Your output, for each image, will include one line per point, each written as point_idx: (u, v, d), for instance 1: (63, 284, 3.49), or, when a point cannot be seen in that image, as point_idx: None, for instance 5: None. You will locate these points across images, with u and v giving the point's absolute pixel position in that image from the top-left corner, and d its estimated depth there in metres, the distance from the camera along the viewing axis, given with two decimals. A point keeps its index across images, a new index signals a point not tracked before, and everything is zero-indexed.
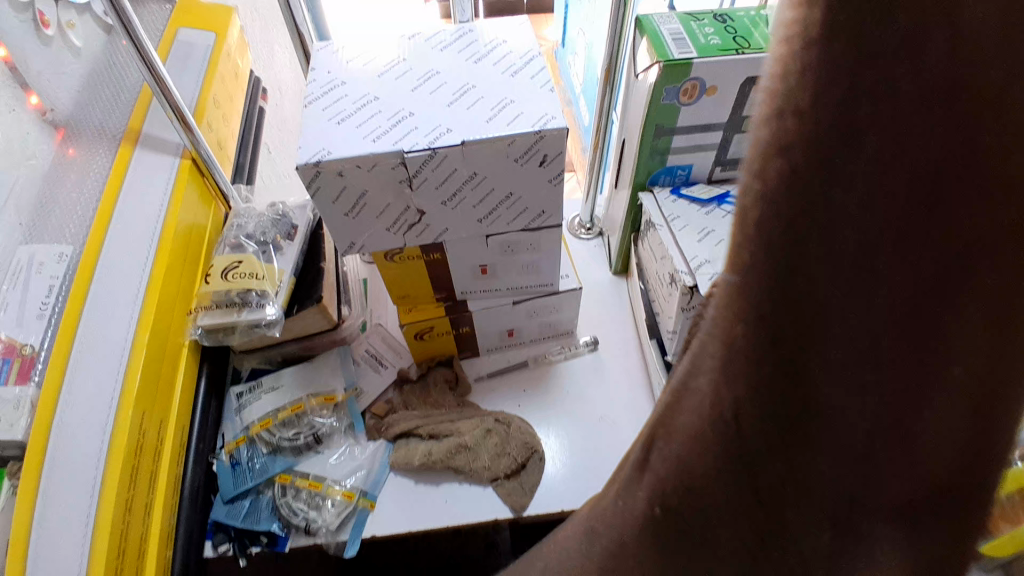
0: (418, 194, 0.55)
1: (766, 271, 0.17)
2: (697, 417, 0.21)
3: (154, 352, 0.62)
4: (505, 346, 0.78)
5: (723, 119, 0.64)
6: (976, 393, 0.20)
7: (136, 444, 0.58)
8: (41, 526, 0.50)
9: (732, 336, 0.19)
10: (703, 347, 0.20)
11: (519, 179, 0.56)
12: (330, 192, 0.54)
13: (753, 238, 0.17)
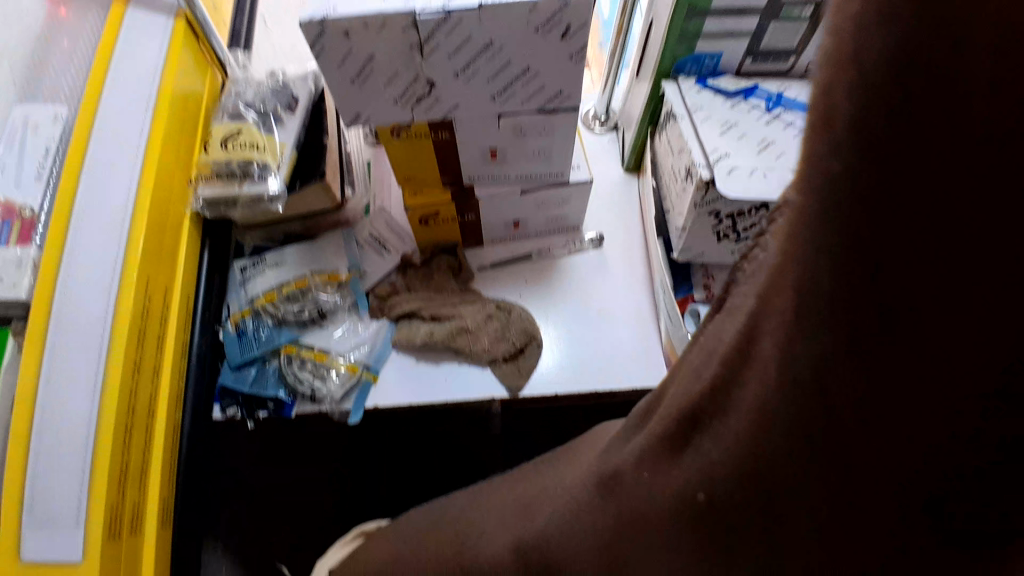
0: (430, 63, 0.52)
1: (853, 182, 0.14)
2: (759, 387, 0.20)
3: (156, 219, 0.61)
4: (509, 238, 0.77)
5: (762, 3, 0.59)
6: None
7: (143, 310, 0.58)
8: (48, 383, 0.53)
9: (805, 278, 0.16)
10: (768, 299, 0.18)
11: (539, 53, 0.52)
12: (335, 55, 0.50)
13: (837, 144, 0.14)
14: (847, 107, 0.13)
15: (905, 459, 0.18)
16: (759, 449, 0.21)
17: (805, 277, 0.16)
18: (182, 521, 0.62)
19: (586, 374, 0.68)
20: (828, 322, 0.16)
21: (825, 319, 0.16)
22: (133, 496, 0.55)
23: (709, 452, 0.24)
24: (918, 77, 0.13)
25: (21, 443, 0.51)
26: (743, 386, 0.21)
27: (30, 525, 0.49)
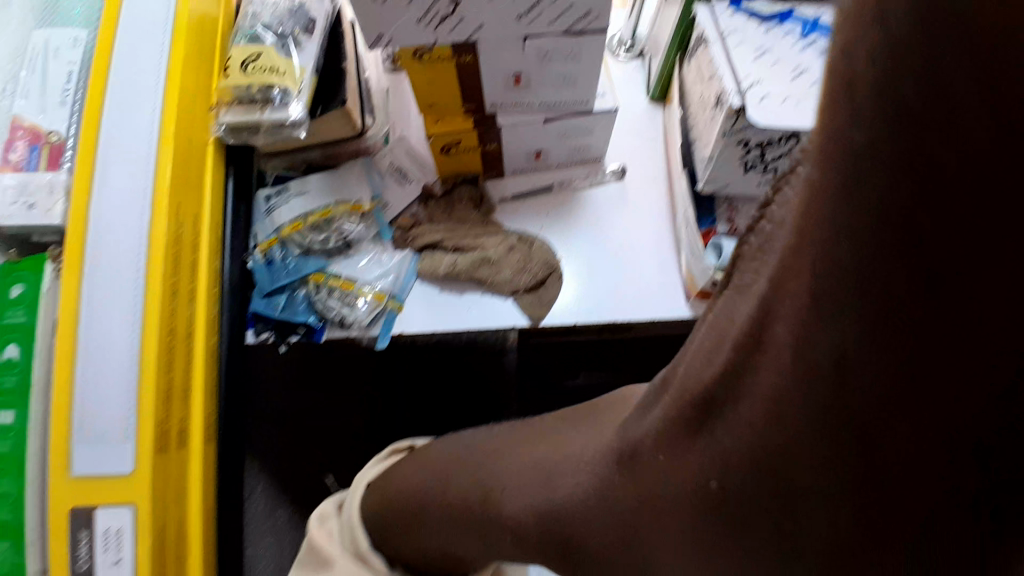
0: None
1: (871, 197, 0.17)
2: (774, 376, 0.23)
3: (182, 147, 0.61)
4: (531, 169, 0.76)
5: None
6: None
7: (176, 238, 0.59)
8: (89, 304, 0.55)
9: (824, 271, 0.19)
10: (786, 297, 0.21)
11: None
12: None
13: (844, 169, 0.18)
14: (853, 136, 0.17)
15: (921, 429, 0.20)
16: (779, 435, 0.24)
17: (829, 254, 0.19)
18: (223, 438, 0.65)
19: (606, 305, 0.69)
20: (860, 295, 0.19)
21: (856, 292, 0.19)
22: (178, 410, 0.58)
23: (728, 432, 0.27)
24: (907, 91, 0.16)
25: (66, 365, 0.54)
26: (756, 372, 0.24)
27: (79, 439, 0.53)
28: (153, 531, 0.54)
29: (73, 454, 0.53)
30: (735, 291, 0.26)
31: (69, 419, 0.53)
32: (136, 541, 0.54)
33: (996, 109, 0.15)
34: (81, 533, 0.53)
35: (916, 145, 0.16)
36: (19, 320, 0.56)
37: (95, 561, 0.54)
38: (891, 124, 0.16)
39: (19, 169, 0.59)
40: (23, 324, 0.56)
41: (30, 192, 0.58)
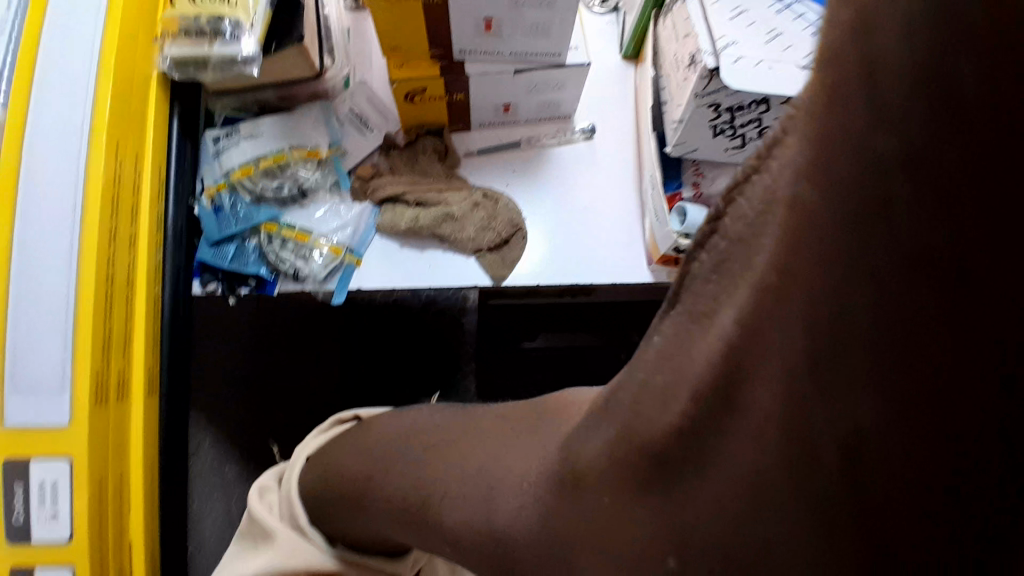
0: None
1: (898, 192, 0.15)
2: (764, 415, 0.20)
3: (125, 80, 0.56)
4: (499, 123, 0.73)
5: None
6: None
7: (115, 179, 0.55)
8: (22, 246, 0.51)
9: (832, 282, 0.17)
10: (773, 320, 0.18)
11: None
12: None
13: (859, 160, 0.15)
14: (890, 109, 0.15)
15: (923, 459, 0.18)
16: (768, 477, 0.20)
17: (833, 261, 0.16)
18: (169, 393, 0.62)
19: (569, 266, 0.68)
20: (872, 301, 0.16)
21: (867, 294, 0.16)
22: (118, 363, 0.55)
23: (699, 479, 0.23)
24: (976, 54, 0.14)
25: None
26: (743, 414, 0.20)
27: (11, 389, 0.50)
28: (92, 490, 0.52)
29: (5, 408, 0.50)
30: (684, 313, 0.22)
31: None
32: (73, 499, 0.51)
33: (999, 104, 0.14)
34: (15, 487, 0.51)
35: (947, 120, 0.14)
36: None
37: (30, 515, 0.52)
38: (920, 96, 0.14)
39: None
40: None
41: None
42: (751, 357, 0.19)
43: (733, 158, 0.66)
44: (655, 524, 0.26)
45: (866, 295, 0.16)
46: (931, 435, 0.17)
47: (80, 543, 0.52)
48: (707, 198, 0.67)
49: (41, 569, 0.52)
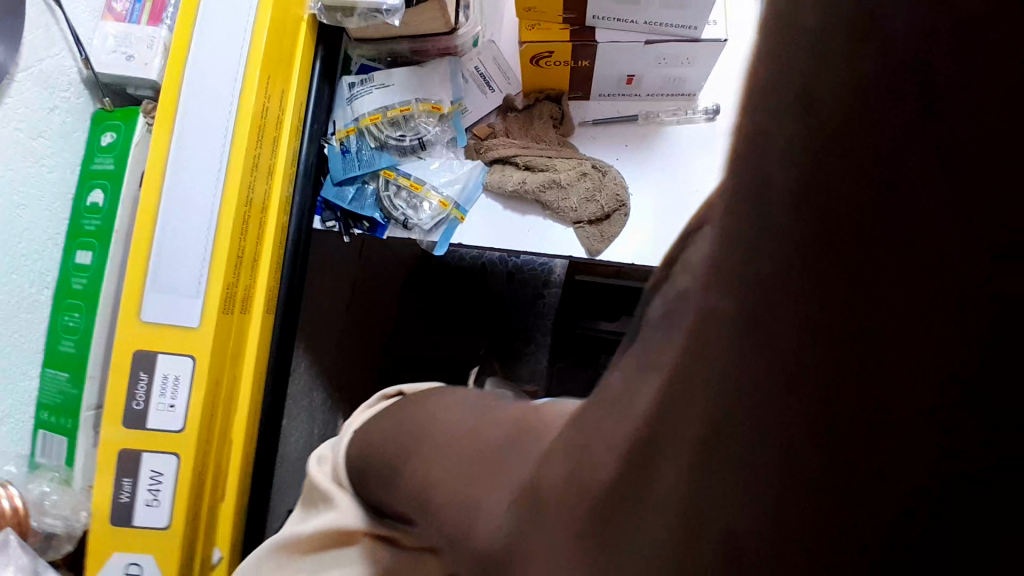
0: None
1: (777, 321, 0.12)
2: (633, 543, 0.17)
3: (279, 21, 0.61)
4: (619, 95, 0.72)
5: None
6: None
7: (262, 114, 0.59)
8: (175, 162, 0.56)
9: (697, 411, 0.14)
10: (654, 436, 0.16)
11: None
12: None
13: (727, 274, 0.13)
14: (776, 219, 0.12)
15: None
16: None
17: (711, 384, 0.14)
18: (282, 314, 0.67)
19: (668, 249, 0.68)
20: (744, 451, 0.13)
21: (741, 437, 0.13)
22: (246, 280, 0.60)
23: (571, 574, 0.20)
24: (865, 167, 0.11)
25: (148, 214, 0.55)
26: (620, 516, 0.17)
27: (151, 287, 0.55)
28: (210, 387, 0.55)
29: (145, 301, 0.55)
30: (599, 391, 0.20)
31: (145, 268, 0.55)
32: (192, 391, 0.55)
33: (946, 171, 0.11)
34: (140, 375, 0.54)
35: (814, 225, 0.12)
36: (107, 166, 0.58)
37: (149, 404, 0.55)
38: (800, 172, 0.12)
39: (121, 20, 0.60)
40: (110, 171, 0.58)
41: (130, 44, 0.59)
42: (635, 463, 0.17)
43: None
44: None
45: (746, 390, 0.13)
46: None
47: (190, 436, 0.55)
48: None
49: (148, 456, 0.54)
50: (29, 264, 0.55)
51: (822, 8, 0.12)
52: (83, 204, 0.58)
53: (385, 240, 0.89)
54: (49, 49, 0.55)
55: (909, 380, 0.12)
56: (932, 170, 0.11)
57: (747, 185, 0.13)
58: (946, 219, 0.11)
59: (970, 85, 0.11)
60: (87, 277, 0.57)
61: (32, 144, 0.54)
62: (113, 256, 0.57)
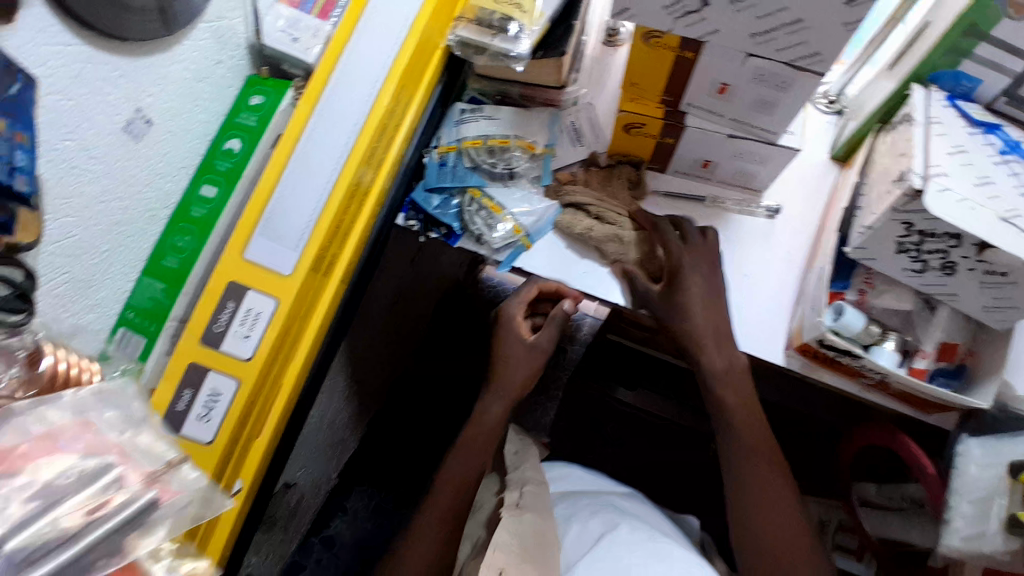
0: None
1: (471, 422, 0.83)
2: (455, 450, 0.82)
3: (423, 43, 0.70)
4: (693, 176, 0.80)
5: None
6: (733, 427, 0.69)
7: (389, 115, 0.68)
8: (309, 136, 0.65)
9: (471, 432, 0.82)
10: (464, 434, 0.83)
11: (818, 8, 0.54)
12: None
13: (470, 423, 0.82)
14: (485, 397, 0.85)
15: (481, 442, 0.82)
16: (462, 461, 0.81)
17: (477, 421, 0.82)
18: (351, 289, 0.74)
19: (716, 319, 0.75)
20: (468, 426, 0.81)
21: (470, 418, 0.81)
22: (334, 248, 0.68)
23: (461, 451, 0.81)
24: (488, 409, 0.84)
25: (275, 172, 0.64)
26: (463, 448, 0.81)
27: (260, 232, 0.63)
28: (282, 328, 0.62)
29: (251, 242, 0.62)
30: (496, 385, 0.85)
31: (260, 214, 0.63)
32: (268, 328, 0.62)
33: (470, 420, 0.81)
34: (228, 304, 0.62)
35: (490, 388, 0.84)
36: (250, 122, 0.67)
37: (228, 330, 0.62)
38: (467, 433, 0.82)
39: (295, 6, 0.69)
40: (250, 126, 0.66)
41: (298, 29, 0.69)
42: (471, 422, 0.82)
43: (908, 279, 0.67)
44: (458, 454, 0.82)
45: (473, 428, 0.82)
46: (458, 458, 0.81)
47: (255, 365, 0.62)
48: (871, 307, 0.70)
49: (214, 373, 0.61)
50: (159, 183, 0.61)
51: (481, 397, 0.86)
52: (220, 147, 0.66)
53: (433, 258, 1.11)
54: (229, 13, 0.64)
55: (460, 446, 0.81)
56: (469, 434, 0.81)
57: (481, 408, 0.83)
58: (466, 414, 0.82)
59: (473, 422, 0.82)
60: (206, 208, 0.64)
61: (196, 86, 0.63)
62: (235, 198, 0.65)
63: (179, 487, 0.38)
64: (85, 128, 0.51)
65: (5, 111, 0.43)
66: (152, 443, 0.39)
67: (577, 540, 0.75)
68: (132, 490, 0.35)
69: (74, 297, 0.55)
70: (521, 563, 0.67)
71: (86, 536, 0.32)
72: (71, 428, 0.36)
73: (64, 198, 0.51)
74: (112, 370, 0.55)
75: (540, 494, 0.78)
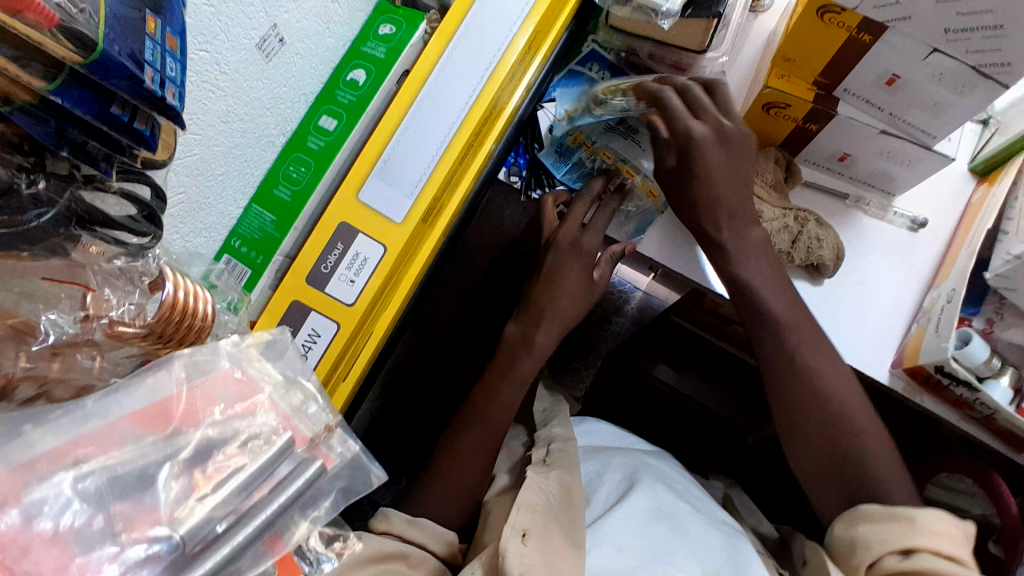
0: None
1: (520, 383, 0.75)
2: (488, 400, 0.75)
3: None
4: (826, 168, 0.75)
5: None
6: (810, 438, 0.61)
7: (518, 64, 0.63)
8: (437, 78, 0.60)
9: (516, 391, 0.74)
10: (500, 388, 0.75)
11: None
12: None
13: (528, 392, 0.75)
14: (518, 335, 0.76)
15: (521, 395, 0.74)
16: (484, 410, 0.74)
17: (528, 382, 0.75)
18: (448, 241, 0.71)
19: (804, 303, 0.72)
20: (512, 377, 0.75)
21: (512, 376, 0.75)
22: (446, 199, 0.64)
23: (504, 402, 0.74)
24: (523, 356, 0.75)
25: (398, 112, 0.59)
26: (502, 395, 0.74)
27: (377, 174, 0.59)
28: (387, 276, 0.60)
29: (367, 182, 0.59)
30: (553, 339, 0.75)
31: (378, 155, 0.59)
32: (375, 275, 0.59)
33: (523, 380, 0.75)
34: (337, 246, 0.58)
35: (532, 333, 0.75)
36: (378, 54, 0.61)
37: (334, 272, 0.59)
38: (509, 383, 0.75)
39: None
40: (378, 58, 0.61)
41: None
42: (512, 374, 0.75)
43: None
44: (481, 404, 0.75)
45: (513, 385, 0.75)
46: (484, 410, 0.74)
47: (357, 311, 0.59)
48: (996, 339, 0.68)
49: (315, 315, 0.59)
50: (279, 107, 0.57)
51: (521, 341, 0.76)
52: (343, 78, 0.61)
53: (500, 210, 1.06)
54: None
55: (500, 400, 0.75)
56: (519, 395, 0.75)
57: (525, 356, 0.75)
58: (511, 360, 0.76)
59: (518, 379, 0.75)
60: (324, 140, 0.60)
61: (330, 7, 0.58)
62: (355, 133, 0.60)
63: (337, 454, 0.37)
64: (220, 39, 0.46)
65: (156, 9, 0.37)
66: (309, 404, 0.37)
67: (602, 501, 0.68)
68: (297, 462, 0.33)
69: (184, 219, 0.52)
70: (546, 523, 0.62)
71: (264, 509, 0.31)
72: (231, 383, 0.36)
73: (191, 114, 0.47)
74: (220, 301, 0.51)
75: (567, 451, 0.73)
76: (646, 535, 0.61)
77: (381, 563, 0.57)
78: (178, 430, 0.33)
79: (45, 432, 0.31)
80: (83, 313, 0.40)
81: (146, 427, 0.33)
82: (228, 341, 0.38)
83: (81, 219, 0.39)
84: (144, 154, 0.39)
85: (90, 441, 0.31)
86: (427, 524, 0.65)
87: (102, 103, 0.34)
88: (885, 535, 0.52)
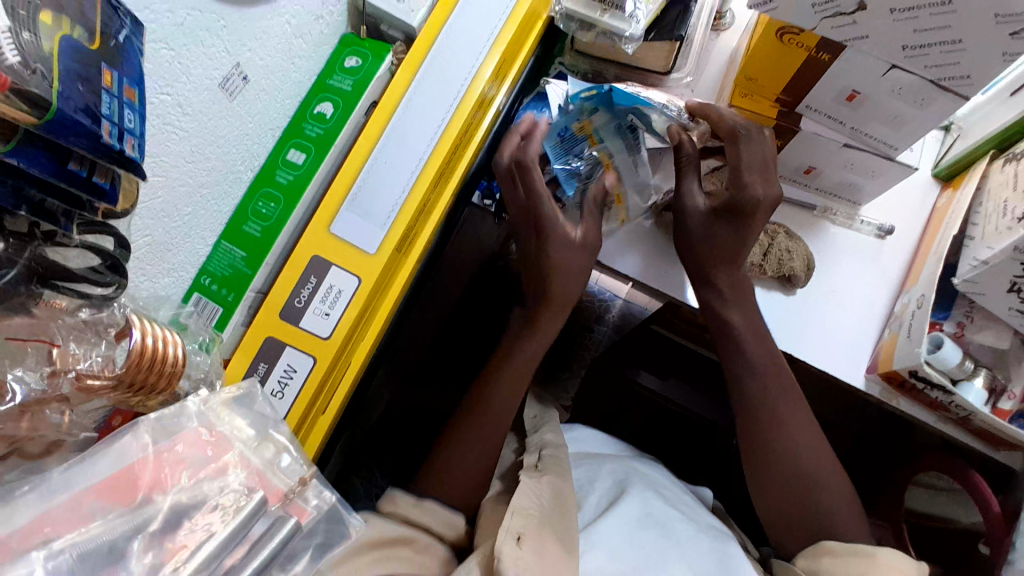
0: (873, 6, 0.50)
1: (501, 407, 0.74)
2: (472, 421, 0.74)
3: (522, 24, 0.66)
4: (793, 181, 0.77)
5: None
6: (771, 460, 0.64)
7: (485, 92, 0.63)
8: (405, 107, 0.60)
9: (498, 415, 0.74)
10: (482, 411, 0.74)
11: (987, 25, 0.49)
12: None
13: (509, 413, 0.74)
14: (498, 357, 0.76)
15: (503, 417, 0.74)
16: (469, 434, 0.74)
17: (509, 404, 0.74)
18: (422, 268, 0.71)
19: (778, 314, 0.74)
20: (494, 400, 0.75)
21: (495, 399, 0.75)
22: (420, 226, 0.64)
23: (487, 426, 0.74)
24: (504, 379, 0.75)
25: (367, 144, 0.59)
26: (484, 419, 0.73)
27: (348, 207, 0.59)
28: (363, 307, 0.60)
29: (339, 215, 0.59)
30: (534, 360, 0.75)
31: (349, 187, 0.59)
32: (349, 307, 0.59)
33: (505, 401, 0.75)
34: (310, 280, 0.58)
35: (513, 356, 0.75)
36: (344, 86, 0.62)
37: (308, 306, 0.58)
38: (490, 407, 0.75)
39: None
40: (345, 91, 0.61)
41: None
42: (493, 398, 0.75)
43: (1012, 319, 0.65)
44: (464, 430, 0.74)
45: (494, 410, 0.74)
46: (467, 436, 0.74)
47: (332, 345, 0.59)
48: (967, 342, 0.69)
49: (290, 350, 0.58)
50: (246, 143, 0.57)
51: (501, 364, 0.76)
52: (310, 111, 0.62)
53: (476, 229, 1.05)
54: None
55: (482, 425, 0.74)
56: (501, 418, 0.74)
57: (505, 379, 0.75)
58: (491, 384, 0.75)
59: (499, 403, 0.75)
60: (294, 174, 0.60)
61: (294, 42, 0.58)
62: (324, 166, 0.60)
63: (314, 507, 0.36)
64: (183, 81, 0.46)
65: (112, 60, 0.37)
66: (281, 457, 0.37)
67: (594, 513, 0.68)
68: (270, 520, 0.33)
69: (151, 261, 0.51)
70: (540, 528, 0.61)
71: (240, 573, 0.31)
72: (198, 445, 0.35)
73: (155, 157, 0.46)
74: (190, 343, 0.51)
75: (558, 457, 0.72)
76: (637, 539, 0.61)
77: (384, 548, 0.58)
78: (145, 498, 0.32)
79: (7, 511, 0.30)
80: (50, 369, 0.39)
81: (119, 497, 0.32)
82: (196, 399, 0.38)
83: (42, 276, 0.38)
84: (105, 207, 0.39)
85: (56, 517, 0.31)
86: (433, 507, 0.65)
87: (59, 162, 0.34)
88: (848, 568, 0.55)
